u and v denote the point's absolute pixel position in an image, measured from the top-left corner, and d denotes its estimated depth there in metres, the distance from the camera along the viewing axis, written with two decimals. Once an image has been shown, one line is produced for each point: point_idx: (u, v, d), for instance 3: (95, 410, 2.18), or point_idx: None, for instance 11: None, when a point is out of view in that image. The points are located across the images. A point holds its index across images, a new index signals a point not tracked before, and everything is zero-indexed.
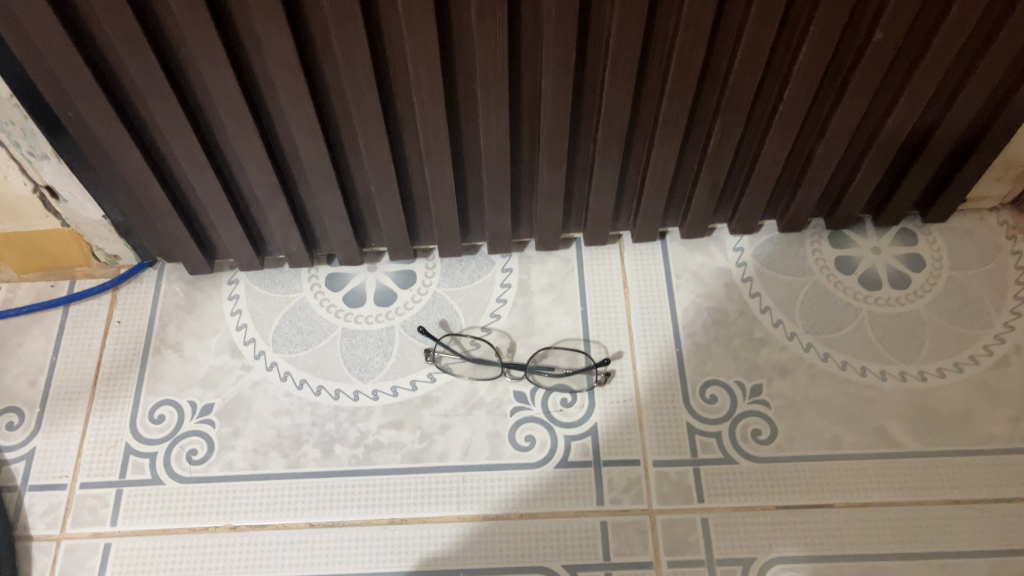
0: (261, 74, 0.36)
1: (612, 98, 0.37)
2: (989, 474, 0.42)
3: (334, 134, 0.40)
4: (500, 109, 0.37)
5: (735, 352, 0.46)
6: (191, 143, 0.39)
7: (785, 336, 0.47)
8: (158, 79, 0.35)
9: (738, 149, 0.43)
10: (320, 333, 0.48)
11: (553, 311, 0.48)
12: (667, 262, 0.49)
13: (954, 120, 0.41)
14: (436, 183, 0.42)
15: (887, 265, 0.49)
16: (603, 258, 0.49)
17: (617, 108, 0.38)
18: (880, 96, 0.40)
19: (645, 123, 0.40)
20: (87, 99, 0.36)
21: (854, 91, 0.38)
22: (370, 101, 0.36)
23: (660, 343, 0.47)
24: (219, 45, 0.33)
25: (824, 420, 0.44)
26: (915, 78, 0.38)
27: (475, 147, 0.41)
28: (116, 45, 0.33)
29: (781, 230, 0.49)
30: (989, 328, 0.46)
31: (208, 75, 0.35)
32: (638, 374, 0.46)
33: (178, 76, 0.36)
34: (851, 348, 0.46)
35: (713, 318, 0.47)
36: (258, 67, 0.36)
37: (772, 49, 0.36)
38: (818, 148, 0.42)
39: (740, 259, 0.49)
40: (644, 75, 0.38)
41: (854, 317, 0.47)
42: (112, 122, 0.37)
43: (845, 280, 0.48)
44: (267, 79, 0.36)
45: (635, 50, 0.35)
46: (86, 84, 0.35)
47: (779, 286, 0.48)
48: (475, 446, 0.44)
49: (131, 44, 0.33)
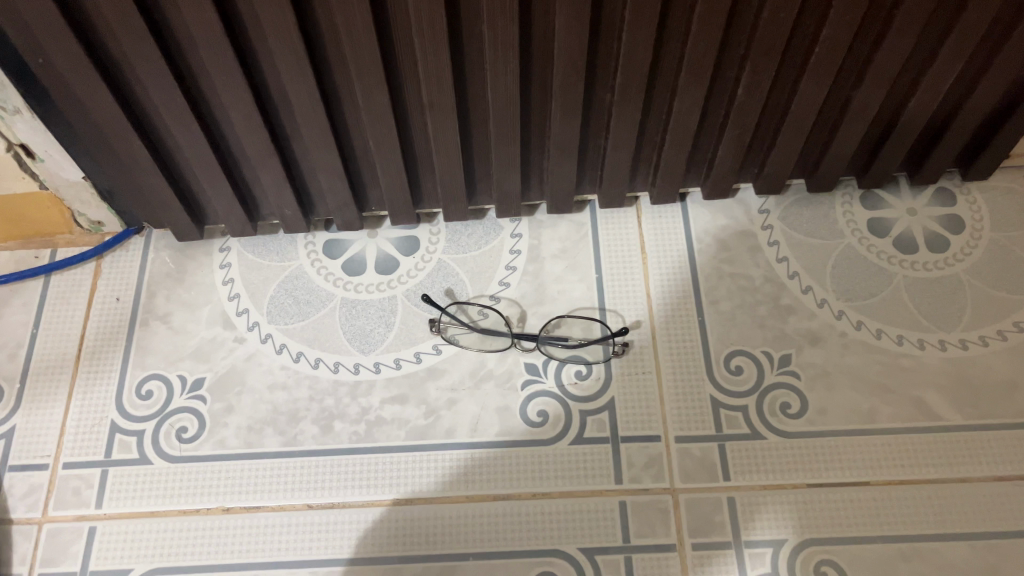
0: (246, 13, 0.33)
1: (633, 39, 0.34)
2: None
3: (329, 84, 0.36)
4: (510, 53, 0.34)
5: (762, 320, 0.43)
6: (173, 93, 0.35)
7: (815, 303, 0.44)
8: (133, 19, 0.32)
9: (768, 97, 0.39)
10: (317, 303, 0.45)
11: (567, 278, 0.45)
12: (688, 226, 0.46)
13: (1006, 63, 0.37)
14: (440, 138, 0.39)
15: (924, 227, 0.45)
16: (620, 221, 0.46)
17: (639, 50, 0.35)
18: (926, 36, 0.36)
19: (668, 69, 0.37)
20: (57, 43, 0.33)
21: (898, 30, 0.35)
22: (367, 43, 0.33)
23: (681, 311, 0.44)
24: None
25: (858, 392, 0.41)
26: (967, 15, 0.34)
27: (483, 97, 0.38)
28: None
29: (810, 190, 0.46)
30: None
31: (188, 12, 0.31)
32: (658, 345, 0.43)
33: (156, 16, 0.33)
34: (886, 315, 0.43)
35: (738, 284, 0.44)
36: (244, 6, 0.32)
37: None
38: (856, 95, 0.39)
39: (766, 221, 0.46)
40: (668, 13, 0.34)
41: (888, 282, 0.44)
42: (86, 69, 0.34)
43: (878, 243, 0.45)
44: (254, 20, 0.33)
45: None
46: (54, 26, 0.32)
47: (807, 250, 0.45)
48: (484, 421, 0.41)
49: None
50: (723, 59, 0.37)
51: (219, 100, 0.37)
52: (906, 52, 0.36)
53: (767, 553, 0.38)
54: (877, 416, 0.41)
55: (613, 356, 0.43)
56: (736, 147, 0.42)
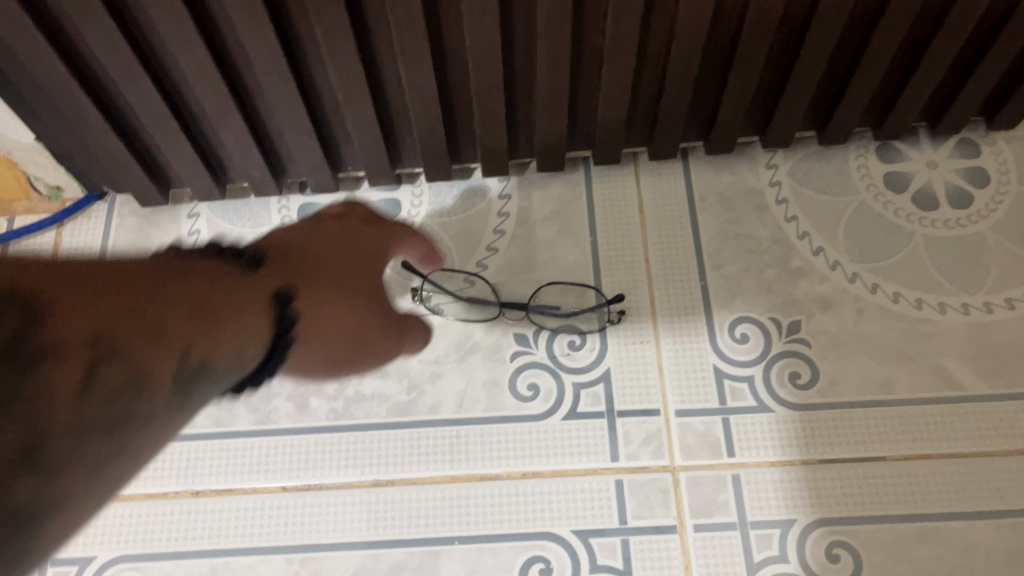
0: None
1: None
2: None
3: (291, 32, 0.33)
4: None
5: (769, 284, 0.40)
6: (118, 47, 0.32)
7: (827, 265, 0.40)
8: None
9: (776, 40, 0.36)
10: None
11: (559, 241, 0.42)
12: (689, 183, 0.43)
13: None
14: (416, 91, 0.35)
15: (945, 182, 0.42)
16: (616, 179, 0.43)
17: None
18: None
19: (664, 10, 0.34)
20: None
21: None
22: None
23: (682, 275, 0.40)
24: None
25: (873, 360, 0.38)
26: None
27: (461, 44, 0.34)
28: None
29: (821, 143, 0.43)
30: None
31: None
32: (657, 312, 0.40)
33: None
34: (904, 277, 0.40)
35: (743, 246, 0.41)
36: None
37: None
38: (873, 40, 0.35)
39: (774, 177, 0.43)
40: None
41: (906, 242, 0.41)
42: (19, 24, 0.31)
43: (896, 200, 0.42)
44: None
45: None
46: None
47: (819, 208, 0.42)
48: (470, 396, 0.39)
49: None
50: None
51: (168, 49, 0.33)
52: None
53: (775, 534, 0.35)
54: (894, 386, 0.38)
55: (608, 324, 0.40)
56: (744, 95, 0.38)
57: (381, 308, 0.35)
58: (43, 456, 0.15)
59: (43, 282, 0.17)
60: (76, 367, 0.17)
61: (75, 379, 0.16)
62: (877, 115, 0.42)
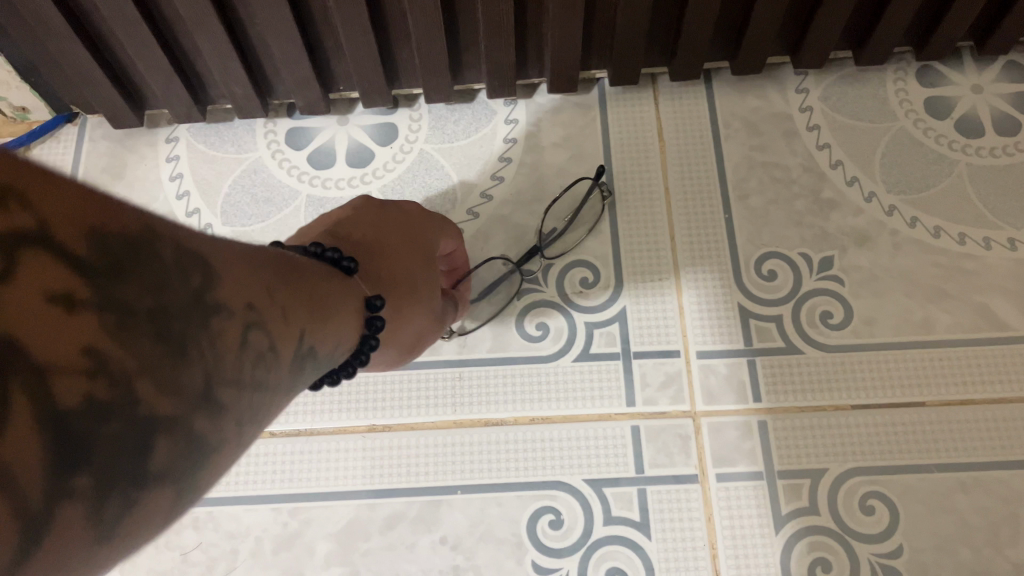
0: None
1: None
2: None
3: None
4: None
5: (799, 217, 0.37)
6: None
7: (862, 197, 0.37)
8: None
9: None
10: (279, 202, 0.39)
11: (570, 170, 0.38)
12: (713, 107, 0.39)
13: None
14: None
15: (991, 108, 0.39)
16: (632, 104, 0.39)
17: None
18: None
19: None
20: None
21: None
22: None
23: (704, 207, 0.37)
24: None
25: (911, 299, 0.35)
26: None
27: None
28: None
29: (857, 64, 0.39)
30: None
31: None
32: (678, 246, 0.36)
33: None
34: (946, 210, 0.37)
35: (771, 175, 0.38)
36: None
37: None
38: None
39: (804, 103, 0.39)
40: None
41: (948, 172, 0.37)
42: None
43: (937, 126, 0.38)
44: None
45: None
46: None
47: (852, 135, 0.38)
48: (474, 335, 0.36)
49: None
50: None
51: None
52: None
53: (804, 485, 0.32)
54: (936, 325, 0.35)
55: (622, 259, 0.36)
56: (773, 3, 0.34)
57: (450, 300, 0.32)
58: (215, 402, 0.15)
59: (208, 243, 0.17)
60: (238, 327, 0.16)
61: (233, 342, 0.16)
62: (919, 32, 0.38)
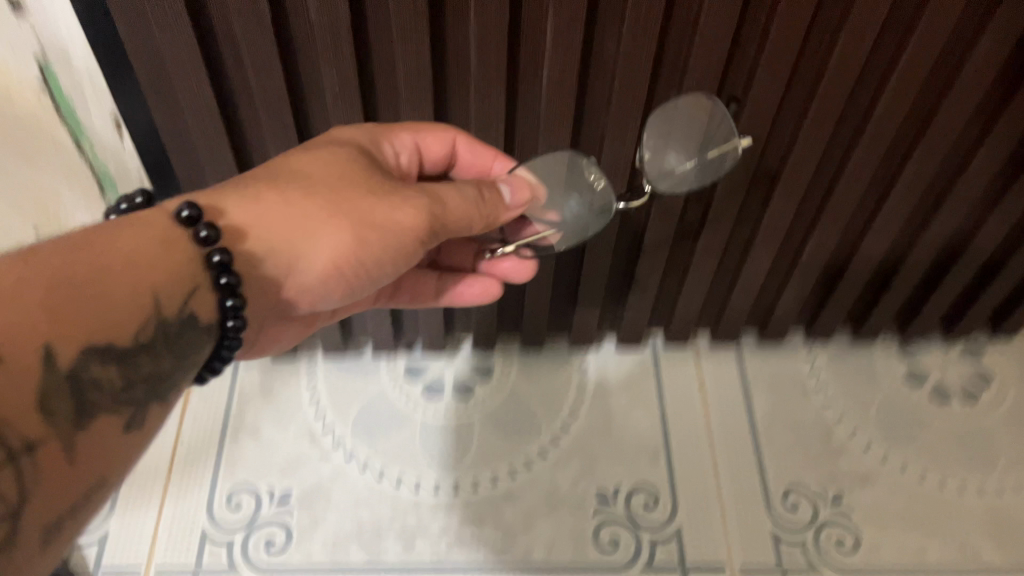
0: None
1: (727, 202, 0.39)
2: None
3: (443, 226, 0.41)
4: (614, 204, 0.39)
5: (815, 459, 0.47)
6: None
7: (862, 445, 0.47)
8: None
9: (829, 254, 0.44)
10: (398, 425, 0.48)
11: (632, 411, 0.48)
12: (742, 365, 0.50)
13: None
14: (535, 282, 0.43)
15: (958, 381, 0.50)
16: (679, 360, 0.50)
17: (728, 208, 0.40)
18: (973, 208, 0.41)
19: (748, 224, 0.42)
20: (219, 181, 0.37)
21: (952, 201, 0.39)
22: None
23: (740, 447, 0.47)
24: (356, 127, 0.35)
25: (907, 530, 0.44)
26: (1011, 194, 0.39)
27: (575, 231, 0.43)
28: (263, 126, 0.35)
29: (853, 340, 0.51)
30: None
31: None
32: (721, 480, 0.46)
33: None
34: (929, 459, 0.47)
35: (791, 424, 0.48)
36: None
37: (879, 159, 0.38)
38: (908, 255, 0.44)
39: (813, 366, 0.50)
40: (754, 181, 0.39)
41: (928, 429, 0.48)
42: None
43: (917, 392, 0.49)
44: None
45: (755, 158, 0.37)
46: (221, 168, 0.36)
47: (852, 394, 0.49)
48: (559, 546, 0.44)
49: (278, 130, 0.35)
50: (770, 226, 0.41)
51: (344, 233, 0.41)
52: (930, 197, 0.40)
53: None
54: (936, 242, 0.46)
55: (677, 488, 0.46)
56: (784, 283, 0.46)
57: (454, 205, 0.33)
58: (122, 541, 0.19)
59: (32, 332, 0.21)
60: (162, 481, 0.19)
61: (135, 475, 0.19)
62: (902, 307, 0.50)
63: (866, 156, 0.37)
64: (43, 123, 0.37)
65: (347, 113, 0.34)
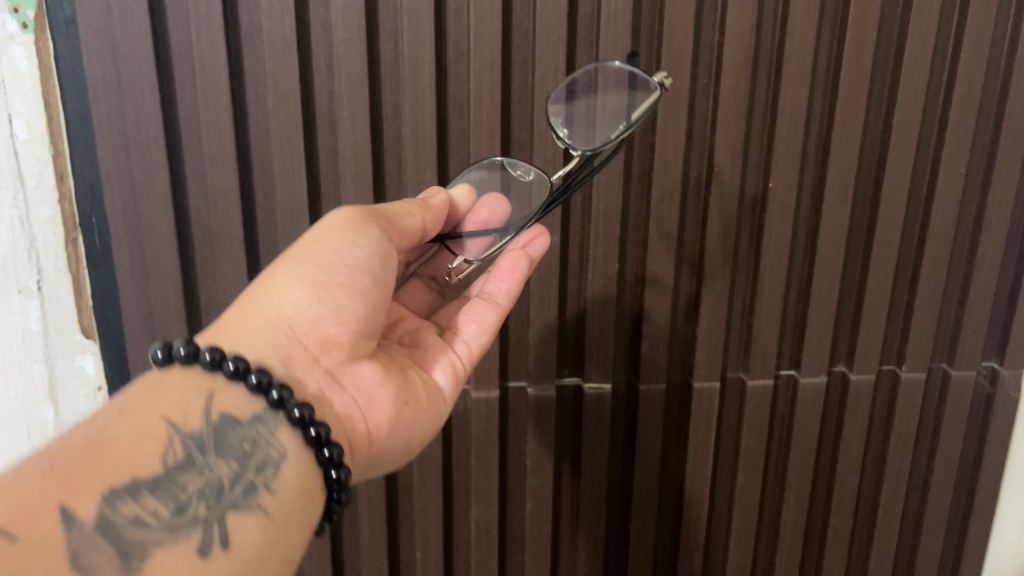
0: (312, 257, 0.75)
1: (537, 130, 1.18)
2: (763, 316, 1.35)
3: None
4: (485, 113, 1.15)
5: (654, 347, 1.34)
6: (291, 302, 0.74)
7: (660, 357, 1.35)
8: (289, 296, 0.74)
9: (619, 438, 1.43)
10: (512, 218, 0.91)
11: (604, 302, 1.30)
12: (596, 371, 1.34)
13: (690, 293, 1.36)
14: (549, 288, 1.27)
15: (700, 355, 1.35)
16: (651, 343, 1.34)
17: (548, 292, 1.28)
18: (655, 330, 1.33)
19: (569, 351, 1.37)
20: (247, 330, 0.71)
21: (635, 293, 1.35)
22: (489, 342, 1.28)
23: (650, 345, 1.34)
24: (282, 278, 0.75)
25: (658, 401, 1.37)
26: (667, 256, 1.29)
27: (552, 321, 1.29)
28: (266, 310, 0.73)
29: (631, 377, 1.40)
30: (733, 332, 1.40)
31: (313, 261, 0.75)
32: (650, 355, 1.34)
33: (314, 262, 0.75)
34: (709, 356, 1.35)
35: (648, 380, 1.36)
36: (307, 259, 0.75)
37: (518, 131, 1.21)
38: (639, 437, 1.39)
39: (642, 359, 1.35)
40: (511, 122, 1.21)
41: (662, 377, 1.36)
42: (266, 334, 0.72)
43: (673, 359, 1.40)
44: (318, 253, 0.76)
45: (526, 134, 1.21)
46: (252, 334, 0.71)
47: (653, 373, 1.35)
48: None
49: (267, 291, 0.74)
50: (674, 405, 1.42)
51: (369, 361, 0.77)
52: (849, 375, 1.42)
53: None
54: (914, 271, 1.39)
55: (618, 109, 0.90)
56: (734, 455, 1.44)
57: (164, 387, 0.64)
58: None
59: None
60: None
61: None
62: (734, 339, 1.40)
63: (485, 118, 1.15)
64: (187, 403, 0.63)
65: (263, 290, 0.74)
